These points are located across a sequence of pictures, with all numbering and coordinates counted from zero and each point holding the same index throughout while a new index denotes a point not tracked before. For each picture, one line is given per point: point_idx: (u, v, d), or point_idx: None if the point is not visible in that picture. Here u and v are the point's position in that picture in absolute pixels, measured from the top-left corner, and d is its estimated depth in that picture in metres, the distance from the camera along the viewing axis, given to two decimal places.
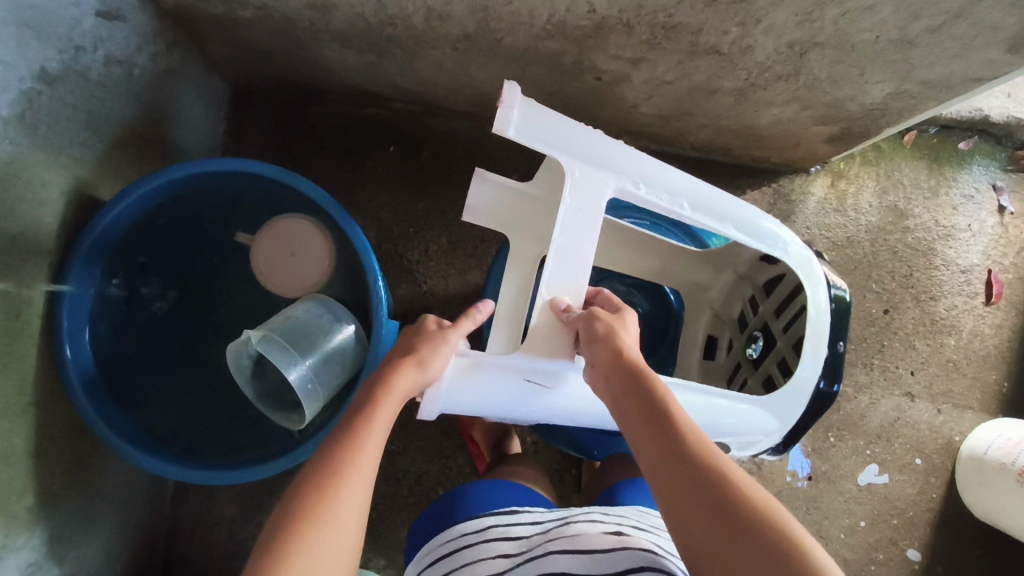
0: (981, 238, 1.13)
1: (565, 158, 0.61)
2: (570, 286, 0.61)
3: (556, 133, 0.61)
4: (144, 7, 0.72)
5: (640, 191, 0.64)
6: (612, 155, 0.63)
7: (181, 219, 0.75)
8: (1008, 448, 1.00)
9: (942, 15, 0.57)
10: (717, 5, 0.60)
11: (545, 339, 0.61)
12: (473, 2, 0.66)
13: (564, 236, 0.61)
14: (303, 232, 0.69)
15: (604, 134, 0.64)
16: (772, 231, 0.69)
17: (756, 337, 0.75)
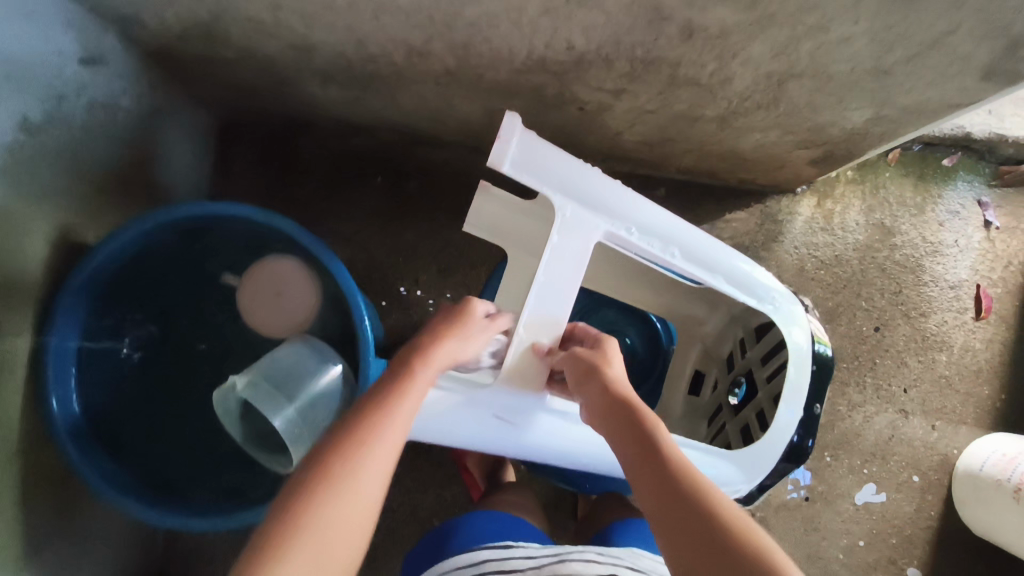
0: (969, 254, 1.13)
1: (558, 196, 0.61)
2: (548, 323, 0.63)
3: (554, 168, 0.60)
4: (127, 52, 0.72)
5: (631, 236, 0.64)
6: (607, 197, 0.63)
7: (167, 262, 0.75)
8: (1003, 464, 0.99)
9: (916, 47, 0.58)
10: (693, 41, 0.60)
11: (517, 373, 0.63)
12: (453, 40, 0.66)
13: (546, 277, 0.62)
14: (298, 284, 0.69)
15: (605, 174, 0.63)
16: (763, 282, 0.69)
17: (739, 382, 0.75)
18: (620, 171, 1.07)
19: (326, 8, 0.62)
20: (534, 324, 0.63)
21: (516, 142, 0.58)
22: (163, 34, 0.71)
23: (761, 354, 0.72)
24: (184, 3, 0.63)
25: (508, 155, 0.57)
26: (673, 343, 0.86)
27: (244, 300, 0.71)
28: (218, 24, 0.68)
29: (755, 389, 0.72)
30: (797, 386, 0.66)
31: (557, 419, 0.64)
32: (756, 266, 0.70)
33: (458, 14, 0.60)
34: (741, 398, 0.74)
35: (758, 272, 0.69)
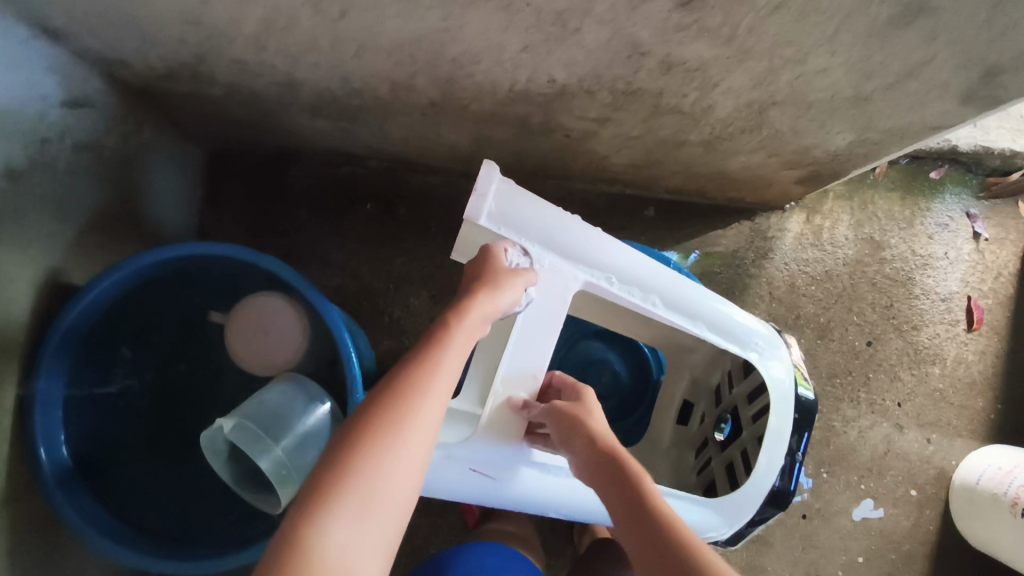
0: (959, 266, 1.13)
1: (537, 248, 0.63)
2: (529, 366, 0.65)
3: (534, 220, 0.62)
4: (112, 92, 0.72)
5: (611, 285, 0.66)
6: (586, 248, 0.64)
7: (154, 305, 0.75)
8: (999, 477, 0.99)
9: (893, 76, 0.58)
10: (672, 73, 0.61)
11: (497, 424, 0.63)
12: (435, 76, 0.67)
13: (528, 328, 0.63)
14: (287, 335, 0.69)
15: (585, 223, 0.64)
16: (745, 326, 0.70)
17: (725, 418, 0.74)
18: (610, 192, 1.07)
19: (308, 49, 0.62)
20: (520, 371, 0.64)
21: (495, 196, 0.59)
22: (148, 74, 0.71)
23: (747, 393, 0.71)
24: (166, 46, 0.64)
25: (485, 208, 0.59)
26: (662, 373, 0.88)
27: (235, 333, 0.70)
28: (202, 65, 0.68)
29: (741, 429, 0.71)
30: (781, 431, 0.67)
31: (536, 472, 0.64)
32: (739, 310, 0.71)
33: (438, 52, 0.60)
34: (727, 435, 0.74)
35: (740, 316, 0.70)
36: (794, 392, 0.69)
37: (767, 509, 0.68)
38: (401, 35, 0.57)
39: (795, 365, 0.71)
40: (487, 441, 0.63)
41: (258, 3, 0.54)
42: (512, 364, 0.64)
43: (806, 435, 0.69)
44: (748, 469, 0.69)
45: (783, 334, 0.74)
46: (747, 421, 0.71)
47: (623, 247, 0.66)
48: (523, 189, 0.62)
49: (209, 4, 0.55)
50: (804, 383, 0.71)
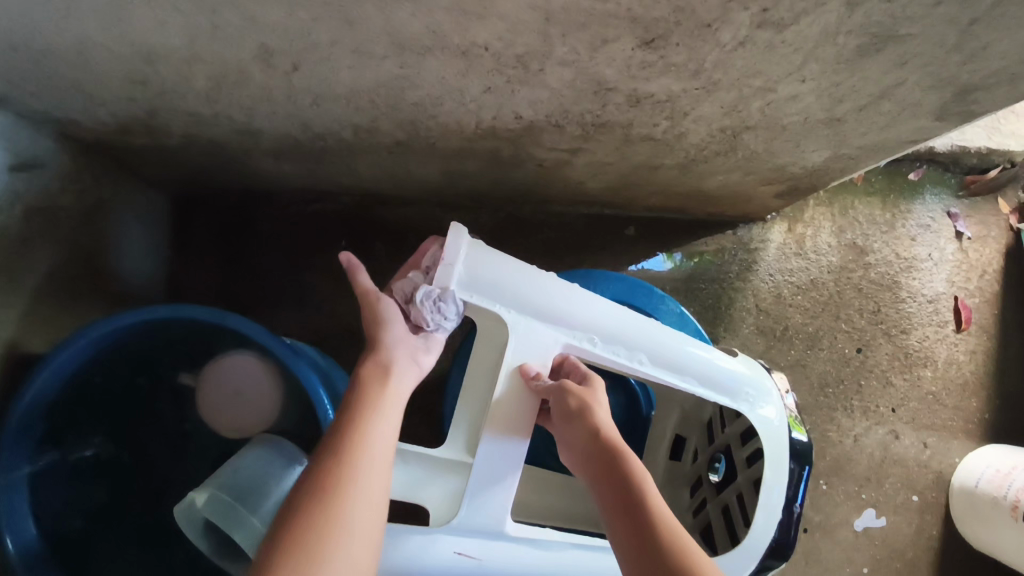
0: (944, 267, 1.13)
1: (512, 313, 0.60)
2: (542, 353, 0.62)
3: (510, 283, 0.59)
4: (64, 150, 0.70)
5: (595, 347, 0.63)
6: (568, 307, 0.62)
7: (113, 375, 0.72)
8: (998, 480, 0.98)
9: (866, 98, 0.57)
10: (641, 106, 0.59)
11: (508, 407, 0.60)
12: (398, 118, 0.64)
13: (506, 395, 0.60)
14: (264, 413, 0.71)
15: (559, 283, 0.62)
16: (735, 377, 0.68)
17: (719, 459, 0.73)
18: (589, 212, 1.06)
19: (264, 100, 0.60)
20: (499, 436, 0.59)
21: (467, 262, 0.58)
22: (101, 130, 0.68)
23: (740, 434, 0.71)
24: (116, 103, 0.61)
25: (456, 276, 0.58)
26: (652, 409, 0.86)
27: (249, 420, 0.72)
28: (156, 119, 0.65)
29: (737, 472, 0.70)
30: (775, 482, 0.65)
31: (527, 549, 0.60)
32: (727, 358, 0.69)
33: (399, 97, 0.58)
34: (721, 477, 0.73)
35: (729, 366, 0.68)
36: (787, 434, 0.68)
37: (768, 560, 0.66)
38: (358, 83, 0.55)
39: (788, 409, 0.70)
40: (472, 521, 0.58)
41: (204, 61, 0.51)
42: (494, 423, 0.60)
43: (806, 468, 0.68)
44: (746, 512, 0.67)
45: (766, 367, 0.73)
46: (742, 464, 0.70)
47: (605, 303, 0.64)
48: (494, 254, 0.59)
49: (155, 64, 0.52)
50: (797, 425, 0.70)
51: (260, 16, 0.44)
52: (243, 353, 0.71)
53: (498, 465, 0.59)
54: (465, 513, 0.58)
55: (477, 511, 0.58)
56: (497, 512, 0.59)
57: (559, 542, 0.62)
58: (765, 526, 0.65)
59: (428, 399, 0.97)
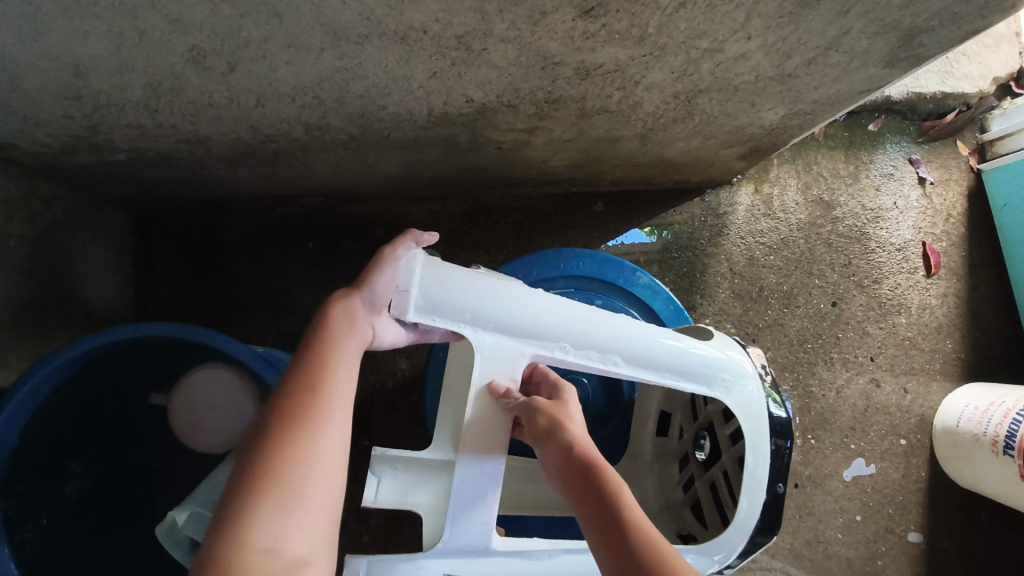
0: (909, 214, 1.14)
1: (475, 332, 0.58)
2: (509, 367, 0.59)
3: (469, 299, 0.57)
4: (8, 176, 0.67)
5: (565, 354, 0.60)
6: (532, 316, 0.59)
7: (84, 402, 0.71)
8: (977, 418, 1.00)
9: (813, 51, 0.57)
10: (591, 78, 0.58)
11: (481, 430, 0.58)
12: (348, 113, 0.63)
13: (478, 415, 0.58)
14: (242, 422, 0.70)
15: (517, 291, 0.59)
16: (712, 365, 0.65)
17: (703, 438, 0.75)
18: (555, 192, 1.05)
19: (205, 105, 0.58)
20: (474, 460, 0.57)
21: (425, 283, 0.56)
22: (44, 152, 0.66)
23: (722, 412, 0.71)
24: (53, 122, 0.59)
25: (412, 302, 0.56)
26: (634, 393, 0.87)
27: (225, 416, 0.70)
28: (98, 135, 0.63)
29: (722, 451, 0.70)
30: (759, 467, 0.63)
31: (516, 561, 0.58)
32: (703, 345, 0.66)
33: (344, 90, 0.57)
34: (707, 455, 0.74)
35: (705, 354, 0.65)
36: (767, 407, 0.66)
37: (758, 537, 0.64)
38: (300, 79, 0.54)
39: (764, 379, 0.68)
40: (457, 542, 0.56)
41: (135, 69, 0.50)
42: (467, 446, 0.57)
43: (788, 445, 0.66)
44: (733, 489, 0.67)
45: (742, 342, 0.71)
46: (727, 441, 0.70)
47: (571, 305, 0.61)
48: (448, 275, 0.57)
49: (86, 78, 0.50)
50: (777, 399, 0.68)
51: (186, 17, 0.43)
52: (211, 365, 0.70)
53: (476, 486, 0.57)
54: (447, 536, 0.56)
55: (457, 532, 0.56)
56: (480, 529, 0.56)
57: (551, 551, 0.59)
58: (749, 507, 0.63)
59: (412, 395, 0.97)
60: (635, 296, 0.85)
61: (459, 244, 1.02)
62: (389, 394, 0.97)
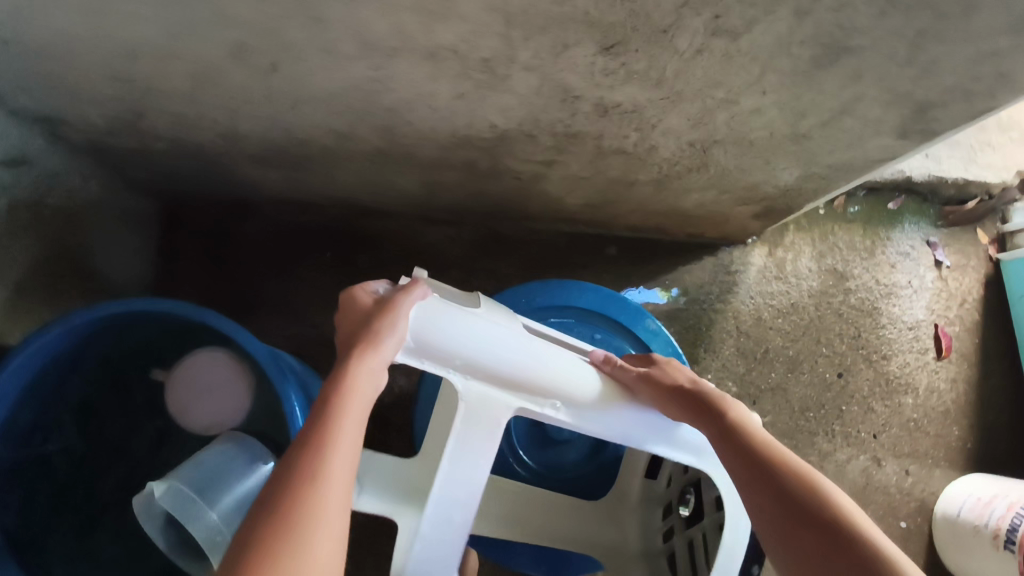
0: (923, 294, 1.13)
1: (463, 378, 0.55)
2: (491, 417, 0.56)
3: (463, 344, 0.53)
4: (54, 150, 0.72)
5: (556, 412, 0.58)
6: (526, 370, 0.55)
7: (88, 367, 0.73)
8: (979, 509, 0.98)
9: (826, 113, 0.58)
10: (609, 116, 0.61)
11: (458, 469, 0.55)
12: (376, 125, 0.66)
13: (455, 462, 0.55)
14: (226, 407, 0.71)
15: (516, 340, 0.56)
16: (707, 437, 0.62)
17: (688, 495, 0.72)
18: (570, 231, 1.07)
19: (243, 102, 0.62)
20: (450, 494, 0.55)
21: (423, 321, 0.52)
22: (91, 131, 0.70)
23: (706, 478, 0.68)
24: (103, 102, 0.63)
25: (404, 344, 0.51)
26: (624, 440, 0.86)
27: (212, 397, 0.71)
28: (141, 120, 0.67)
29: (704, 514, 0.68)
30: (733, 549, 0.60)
31: None
32: None
33: (375, 101, 0.60)
34: (691, 511, 0.71)
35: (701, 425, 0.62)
36: None
37: None
38: (334, 85, 0.57)
39: None
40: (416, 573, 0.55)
41: (182, 58, 0.53)
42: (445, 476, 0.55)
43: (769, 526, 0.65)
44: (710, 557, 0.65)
45: None
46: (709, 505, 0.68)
47: (564, 362, 0.58)
48: (445, 312, 0.53)
49: (139, 61, 0.54)
50: None
51: (233, 13, 0.46)
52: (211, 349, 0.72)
53: (445, 519, 0.55)
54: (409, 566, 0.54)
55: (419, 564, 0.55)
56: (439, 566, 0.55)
57: None
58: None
59: (406, 413, 0.97)
60: (635, 336, 0.86)
61: (471, 270, 1.05)
62: (384, 409, 0.97)
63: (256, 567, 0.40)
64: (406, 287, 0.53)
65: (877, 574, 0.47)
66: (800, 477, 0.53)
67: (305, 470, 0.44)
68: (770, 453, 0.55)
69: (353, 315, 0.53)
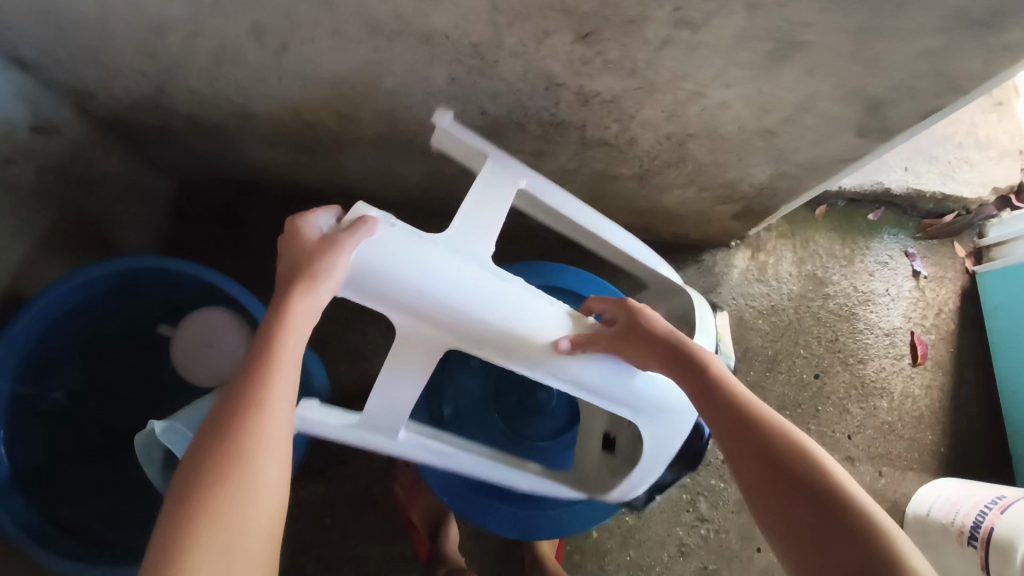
0: (900, 302, 1.18)
1: (404, 316, 0.54)
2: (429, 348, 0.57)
3: (403, 285, 0.52)
4: (81, 123, 0.78)
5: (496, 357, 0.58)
6: (474, 320, 0.55)
7: (100, 321, 0.79)
8: (948, 507, 1.01)
9: (788, 108, 0.64)
10: (590, 106, 0.66)
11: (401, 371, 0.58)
12: (377, 108, 0.72)
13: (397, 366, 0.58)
14: (219, 363, 0.77)
15: (461, 288, 0.54)
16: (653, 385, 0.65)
17: None
18: (562, 228, 1.12)
19: (256, 81, 0.68)
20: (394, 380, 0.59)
21: (377, 257, 0.51)
22: (115, 106, 0.76)
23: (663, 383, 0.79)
24: (128, 77, 0.69)
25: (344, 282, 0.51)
26: None
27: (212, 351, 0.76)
28: (163, 97, 0.73)
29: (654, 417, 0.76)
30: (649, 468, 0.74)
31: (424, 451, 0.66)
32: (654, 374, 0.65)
33: (376, 84, 0.66)
34: None
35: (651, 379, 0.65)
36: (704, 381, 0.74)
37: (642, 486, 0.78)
38: (340, 66, 0.63)
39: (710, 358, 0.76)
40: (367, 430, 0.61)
41: (204, 35, 0.59)
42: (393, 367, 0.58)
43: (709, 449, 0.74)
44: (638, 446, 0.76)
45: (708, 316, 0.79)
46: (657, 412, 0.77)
47: (522, 310, 0.58)
48: (390, 248, 0.52)
49: (164, 37, 0.60)
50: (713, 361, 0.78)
51: None
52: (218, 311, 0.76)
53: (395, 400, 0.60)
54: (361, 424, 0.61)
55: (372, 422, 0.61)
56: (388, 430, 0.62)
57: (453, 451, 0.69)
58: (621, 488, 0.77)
59: None
60: None
61: None
62: None
63: (201, 495, 0.43)
64: (350, 227, 0.51)
65: (871, 548, 0.47)
66: (795, 455, 0.53)
67: (226, 434, 0.45)
68: (764, 430, 0.55)
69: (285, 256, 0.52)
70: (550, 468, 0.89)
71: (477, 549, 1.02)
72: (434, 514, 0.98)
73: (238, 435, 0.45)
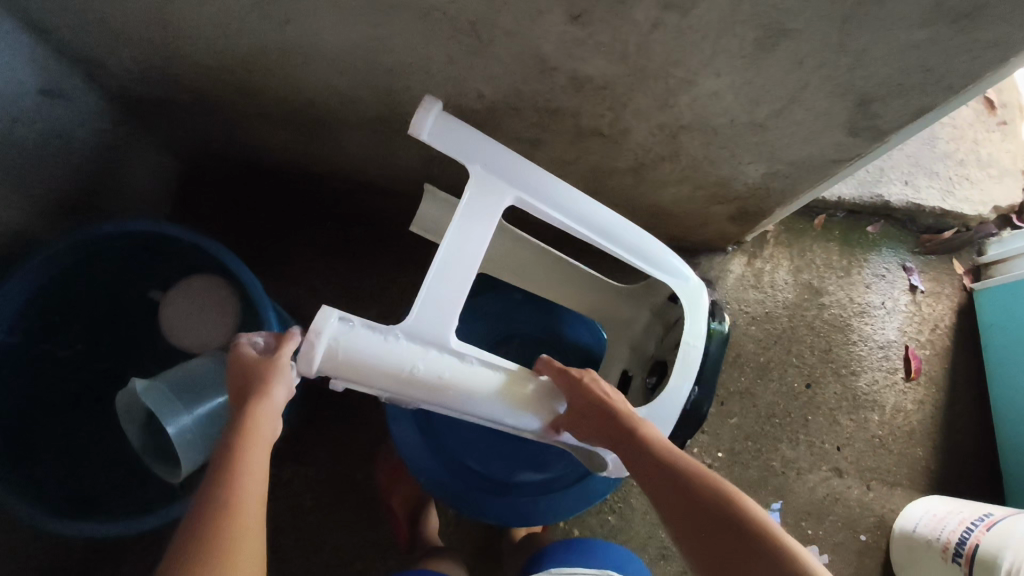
0: (895, 316, 1.17)
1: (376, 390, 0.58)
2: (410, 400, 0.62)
3: (369, 377, 0.55)
4: (89, 91, 0.80)
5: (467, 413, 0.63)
6: (437, 395, 0.59)
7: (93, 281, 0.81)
8: (933, 523, 0.99)
9: (779, 101, 0.64)
10: (585, 91, 0.67)
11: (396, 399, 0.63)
12: (376, 87, 0.73)
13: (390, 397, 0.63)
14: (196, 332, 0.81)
15: (425, 371, 0.57)
16: None
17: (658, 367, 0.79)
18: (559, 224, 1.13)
19: (259, 54, 0.69)
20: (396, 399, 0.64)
21: (326, 357, 0.53)
22: (124, 76, 0.78)
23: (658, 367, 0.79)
24: (136, 45, 0.71)
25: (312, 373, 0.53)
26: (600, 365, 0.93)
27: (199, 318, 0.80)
28: (169, 67, 0.75)
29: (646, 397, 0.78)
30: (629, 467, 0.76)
31: None
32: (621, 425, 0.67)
33: (375, 61, 0.67)
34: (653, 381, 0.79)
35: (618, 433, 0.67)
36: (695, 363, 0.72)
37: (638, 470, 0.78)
38: (340, 41, 0.64)
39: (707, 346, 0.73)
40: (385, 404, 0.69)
41: (208, 3, 0.61)
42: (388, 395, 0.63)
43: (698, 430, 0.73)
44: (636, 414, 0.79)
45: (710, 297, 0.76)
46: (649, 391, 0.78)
47: (481, 378, 0.60)
48: (353, 348, 0.53)
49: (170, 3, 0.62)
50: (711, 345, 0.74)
51: None
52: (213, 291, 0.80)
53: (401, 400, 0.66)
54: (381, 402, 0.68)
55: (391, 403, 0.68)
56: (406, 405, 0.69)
57: None
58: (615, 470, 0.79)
59: None
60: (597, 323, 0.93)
61: None
62: None
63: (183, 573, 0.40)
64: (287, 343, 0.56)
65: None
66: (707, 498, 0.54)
67: (204, 528, 0.43)
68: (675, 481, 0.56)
69: (237, 378, 0.53)
70: (534, 456, 0.91)
71: (458, 540, 1.02)
72: (414, 503, 0.99)
73: (216, 514, 0.44)
